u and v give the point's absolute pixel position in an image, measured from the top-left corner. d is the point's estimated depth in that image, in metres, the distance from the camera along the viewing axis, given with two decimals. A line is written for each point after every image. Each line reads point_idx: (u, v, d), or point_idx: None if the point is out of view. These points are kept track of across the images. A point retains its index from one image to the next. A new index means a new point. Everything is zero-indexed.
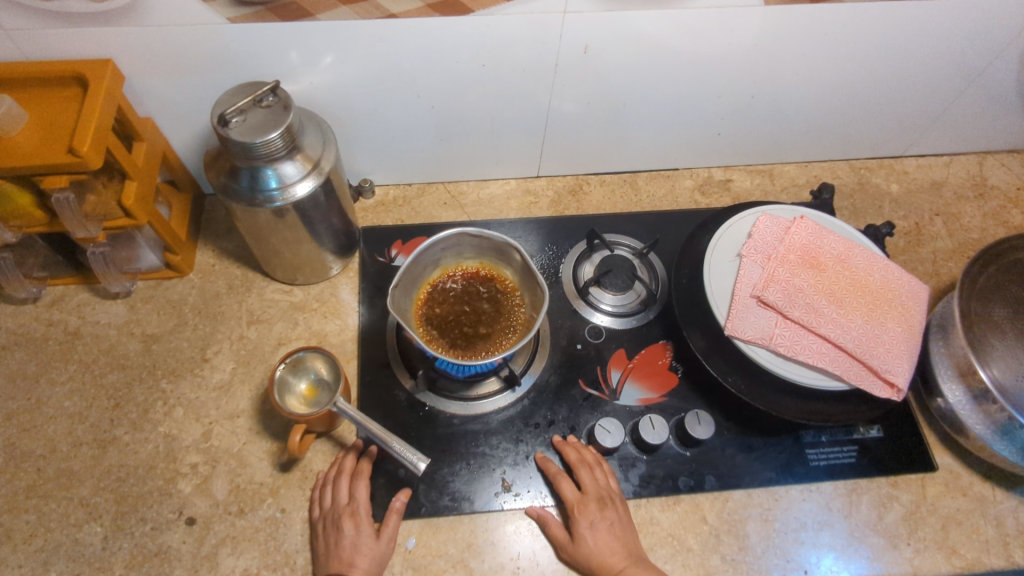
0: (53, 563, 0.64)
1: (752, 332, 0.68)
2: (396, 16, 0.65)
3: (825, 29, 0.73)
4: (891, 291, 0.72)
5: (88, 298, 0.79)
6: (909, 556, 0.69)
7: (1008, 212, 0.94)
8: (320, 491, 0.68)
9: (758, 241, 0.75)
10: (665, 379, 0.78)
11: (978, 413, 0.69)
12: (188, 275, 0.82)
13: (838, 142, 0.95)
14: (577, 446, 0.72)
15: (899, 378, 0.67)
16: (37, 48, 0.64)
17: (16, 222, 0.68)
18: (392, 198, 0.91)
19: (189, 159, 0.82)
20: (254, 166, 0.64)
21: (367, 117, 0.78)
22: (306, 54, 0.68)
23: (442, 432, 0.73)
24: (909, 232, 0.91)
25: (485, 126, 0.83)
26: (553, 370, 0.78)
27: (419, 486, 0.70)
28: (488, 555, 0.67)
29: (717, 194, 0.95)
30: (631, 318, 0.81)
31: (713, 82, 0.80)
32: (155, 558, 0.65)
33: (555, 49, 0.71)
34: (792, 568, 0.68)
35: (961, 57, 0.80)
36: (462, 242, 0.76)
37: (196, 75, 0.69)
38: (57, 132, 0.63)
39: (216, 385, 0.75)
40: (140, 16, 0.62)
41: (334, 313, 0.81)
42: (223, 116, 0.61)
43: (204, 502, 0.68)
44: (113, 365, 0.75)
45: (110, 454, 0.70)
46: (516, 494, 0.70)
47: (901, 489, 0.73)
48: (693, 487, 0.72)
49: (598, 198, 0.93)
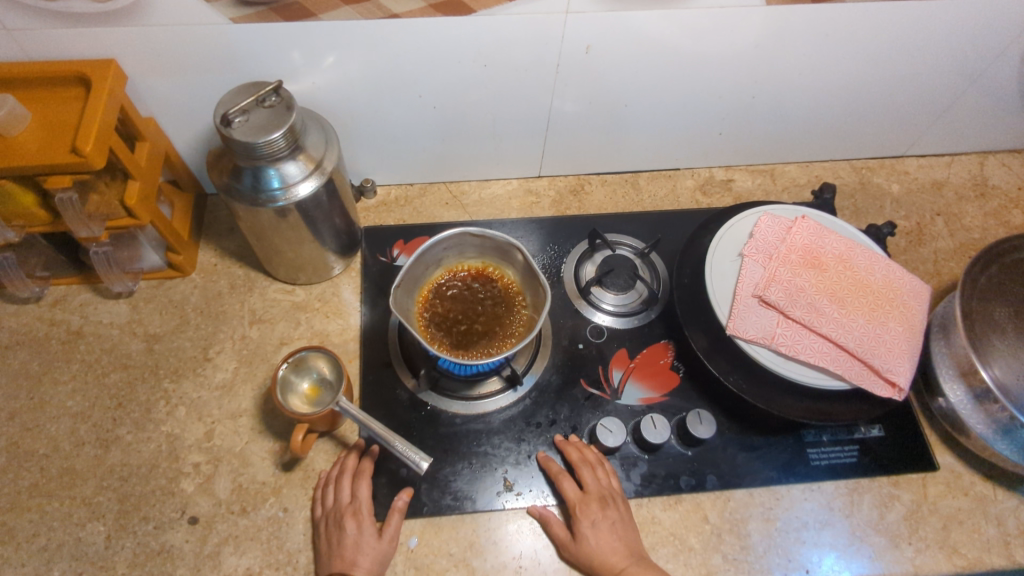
0: (56, 562, 0.64)
1: (754, 331, 0.68)
2: (399, 16, 0.65)
3: (827, 30, 0.73)
4: (893, 290, 0.72)
5: (91, 297, 0.79)
6: (910, 555, 0.69)
7: (1010, 212, 0.94)
8: (323, 491, 0.68)
9: (759, 241, 0.75)
10: (666, 378, 0.78)
11: (979, 412, 0.69)
12: (190, 274, 0.82)
13: (840, 142, 0.95)
14: (579, 445, 0.72)
15: (901, 377, 0.67)
16: (40, 48, 0.64)
17: (19, 222, 0.68)
18: (393, 197, 0.91)
19: (192, 159, 0.82)
20: (257, 166, 0.64)
21: (369, 117, 0.78)
22: (309, 54, 0.68)
23: (444, 431, 0.73)
24: (910, 231, 0.91)
25: (487, 126, 0.83)
26: (555, 370, 0.78)
27: (421, 485, 0.70)
28: (491, 554, 0.67)
29: (719, 194, 0.95)
30: (633, 318, 0.81)
31: (715, 82, 0.80)
32: (158, 557, 0.65)
33: (557, 48, 0.71)
34: (794, 567, 0.68)
35: (962, 57, 0.80)
36: (463, 241, 0.76)
37: (199, 75, 0.69)
38: (60, 132, 0.63)
39: (219, 384, 0.75)
40: (144, 16, 0.62)
41: (337, 312, 0.81)
42: (227, 116, 0.61)
43: (207, 501, 0.68)
44: (116, 365, 0.75)
45: (113, 453, 0.70)
46: (518, 494, 0.70)
47: (903, 488, 0.73)
48: (694, 486, 0.72)
49: (600, 198, 0.93)
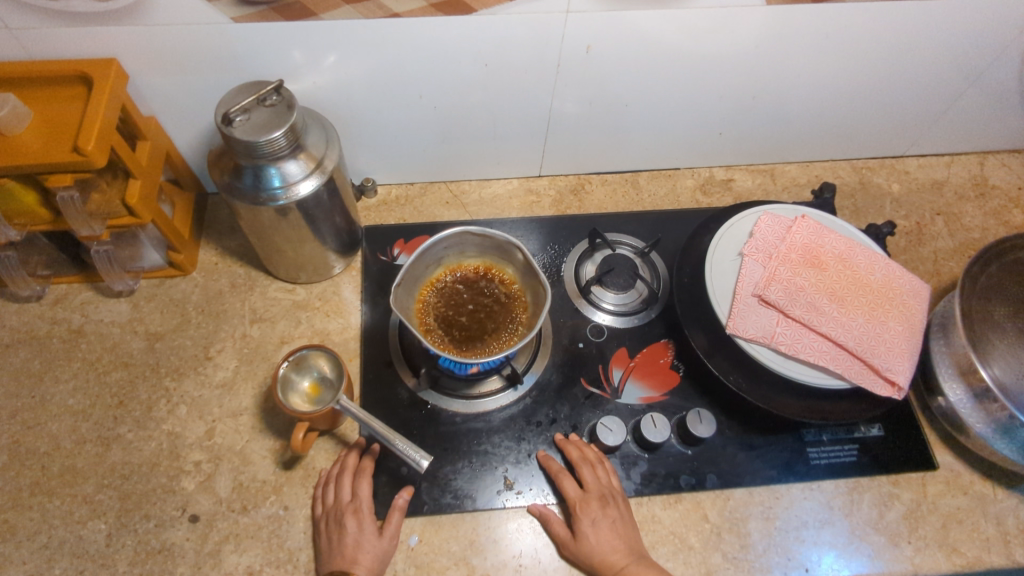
0: (57, 560, 0.64)
1: (753, 330, 0.69)
2: (400, 15, 0.65)
3: (827, 30, 0.74)
4: (892, 289, 0.72)
5: (92, 296, 0.80)
6: (910, 553, 0.69)
7: (1010, 212, 0.94)
8: (323, 489, 0.68)
9: (759, 240, 0.75)
10: (666, 377, 0.78)
11: (979, 411, 0.69)
12: (191, 273, 0.82)
13: (840, 142, 0.96)
14: (579, 443, 0.72)
15: (901, 376, 0.67)
16: (43, 47, 0.64)
17: (20, 220, 0.68)
18: (394, 197, 0.91)
19: (193, 157, 0.82)
20: (258, 165, 0.64)
21: (370, 116, 0.79)
22: (310, 53, 0.68)
23: (444, 429, 0.73)
24: (911, 231, 0.91)
25: (488, 126, 0.83)
26: (555, 369, 0.78)
27: (422, 484, 0.70)
28: (491, 553, 0.67)
29: (719, 194, 0.95)
30: (632, 317, 0.82)
31: (716, 82, 0.80)
32: (159, 554, 0.65)
33: (558, 48, 0.72)
34: (793, 566, 0.68)
35: (962, 57, 0.80)
36: (464, 240, 0.76)
37: (200, 74, 0.69)
38: (62, 131, 0.63)
39: (220, 382, 0.75)
40: (145, 15, 0.62)
41: (337, 311, 0.81)
42: (228, 114, 0.61)
43: (208, 499, 0.68)
44: (118, 363, 0.75)
45: (114, 451, 0.70)
46: (518, 492, 0.70)
47: (903, 487, 0.73)
48: (694, 485, 0.72)
49: (600, 197, 0.94)
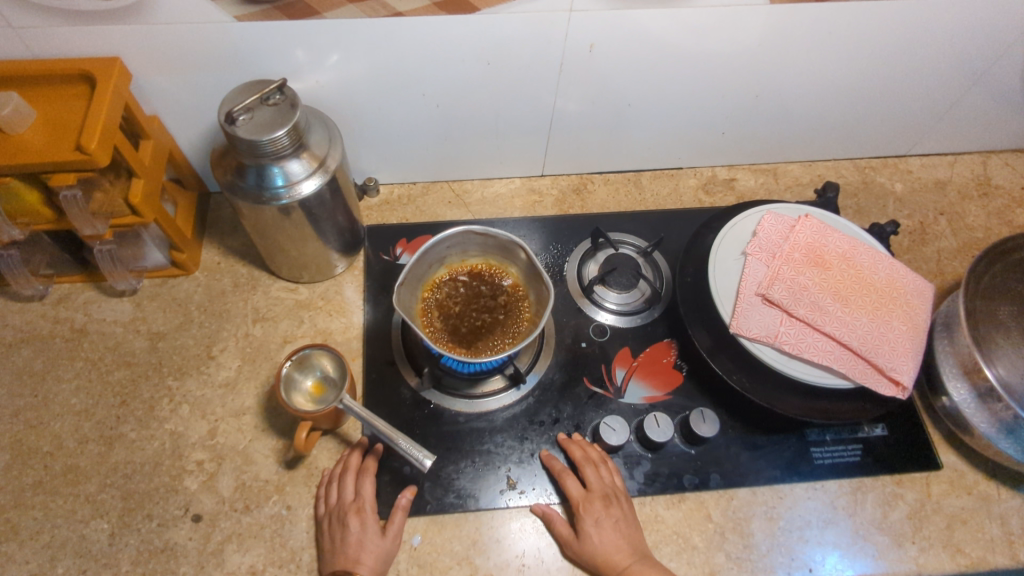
0: (60, 559, 0.64)
1: (757, 329, 0.69)
2: (404, 14, 0.65)
3: (828, 29, 0.73)
4: (895, 289, 0.72)
5: (94, 296, 0.80)
6: (913, 554, 0.69)
7: (1013, 212, 0.94)
8: (326, 488, 0.68)
9: (762, 239, 0.75)
10: (669, 376, 0.78)
11: (983, 412, 0.69)
12: (193, 272, 0.82)
13: (843, 141, 0.95)
14: (582, 443, 0.72)
15: (905, 376, 0.67)
16: (49, 47, 0.64)
17: (24, 219, 0.68)
18: (396, 196, 0.91)
19: (195, 156, 0.82)
20: (260, 164, 0.64)
21: (374, 116, 0.79)
22: (314, 53, 0.68)
23: (447, 429, 0.73)
24: (913, 231, 0.91)
25: (490, 125, 0.83)
26: (558, 368, 0.78)
27: (424, 483, 0.70)
28: (493, 553, 0.67)
29: (721, 193, 0.95)
30: (635, 316, 0.82)
31: (719, 81, 0.80)
32: (162, 554, 0.65)
33: (560, 48, 0.72)
34: (797, 566, 0.68)
35: (964, 57, 0.80)
36: (467, 238, 0.75)
37: (203, 73, 0.69)
38: (66, 130, 0.63)
39: (222, 382, 0.75)
40: (148, 14, 0.62)
41: (340, 311, 0.81)
42: (231, 112, 0.61)
43: (210, 498, 0.68)
44: (120, 362, 0.75)
45: (116, 449, 0.70)
46: (521, 492, 0.70)
47: (906, 487, 0.73)
48: (697, 485, 0.72)
49: (603, 197, 0.93)
